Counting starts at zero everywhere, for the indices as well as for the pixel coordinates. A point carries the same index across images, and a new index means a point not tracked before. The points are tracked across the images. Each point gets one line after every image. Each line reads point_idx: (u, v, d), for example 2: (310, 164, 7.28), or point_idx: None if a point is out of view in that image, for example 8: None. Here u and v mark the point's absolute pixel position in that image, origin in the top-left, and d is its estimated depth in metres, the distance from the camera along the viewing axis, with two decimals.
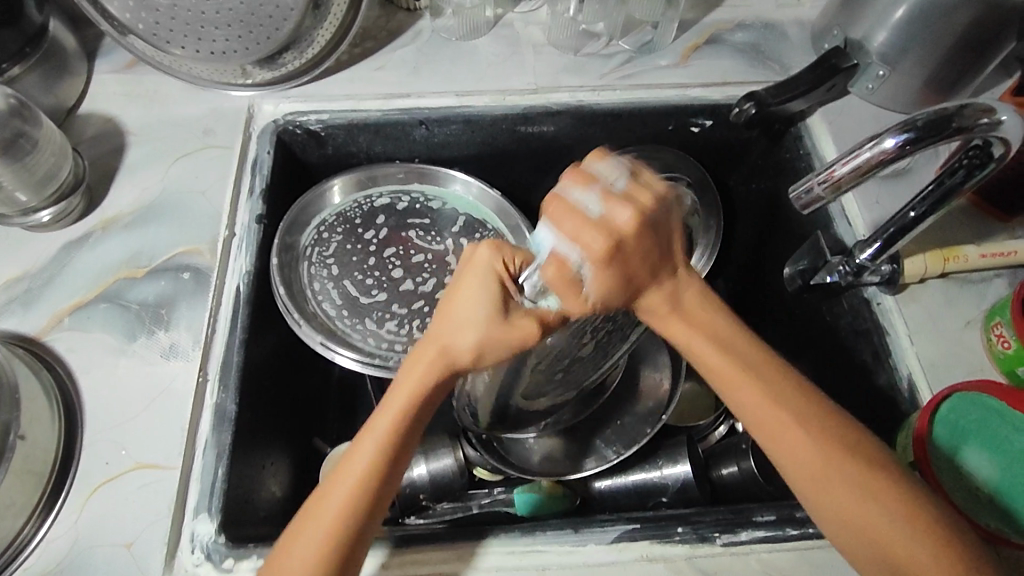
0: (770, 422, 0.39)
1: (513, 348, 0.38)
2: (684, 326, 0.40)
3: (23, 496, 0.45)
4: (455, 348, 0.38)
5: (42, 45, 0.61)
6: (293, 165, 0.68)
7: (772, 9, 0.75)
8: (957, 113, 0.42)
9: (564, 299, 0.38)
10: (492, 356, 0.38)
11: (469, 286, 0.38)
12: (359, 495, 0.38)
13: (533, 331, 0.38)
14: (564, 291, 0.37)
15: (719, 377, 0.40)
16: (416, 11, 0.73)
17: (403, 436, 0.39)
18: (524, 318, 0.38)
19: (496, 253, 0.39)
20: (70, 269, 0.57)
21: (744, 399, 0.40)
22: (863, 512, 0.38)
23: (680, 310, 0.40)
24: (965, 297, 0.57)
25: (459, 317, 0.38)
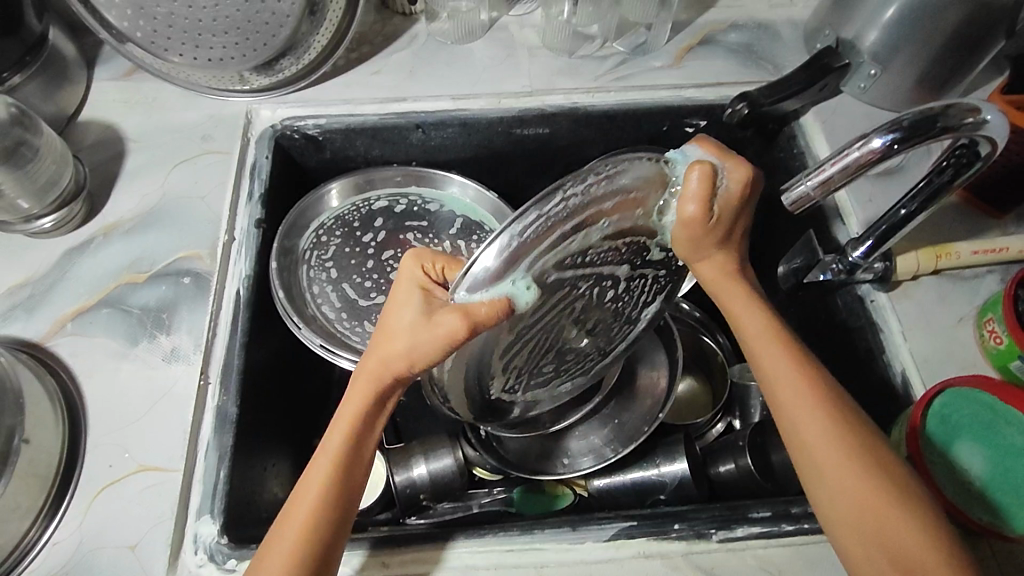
0: (789, 395, 0.43)
1: (442, 346, 0.38)
2: (734, 297, 0.45)
3: (28, 499, 0.46)
4: (390, 355, 0.39)
5: (42, 54, 0.61)
6: (292, 170, 0.69)
7: (765, 9, 0.75)
8: (942, 114, 0.43)
9: (689, 197, 0.40)
10: (424, 359, 0.39)
11: (398, 296, 0.40)
12: (331, 492, 0.40)
13: (456, 327, 0.37)
14: (699, 189, 0.40)
15: (757, 351, 0.45)
16: (412, 15, 0.73)
17: (359, 443, 0.41)
18: (447, 315, 0.37)
19: (417, 263, 0.41)
20: (72, 274, 0.58)
21: (774, 370, 0.44)
22: (866, 496, 0.40)
23: (730, 287, 0.45)
24: (958, 294, 0.58)
25: (392, 325, 0.40)
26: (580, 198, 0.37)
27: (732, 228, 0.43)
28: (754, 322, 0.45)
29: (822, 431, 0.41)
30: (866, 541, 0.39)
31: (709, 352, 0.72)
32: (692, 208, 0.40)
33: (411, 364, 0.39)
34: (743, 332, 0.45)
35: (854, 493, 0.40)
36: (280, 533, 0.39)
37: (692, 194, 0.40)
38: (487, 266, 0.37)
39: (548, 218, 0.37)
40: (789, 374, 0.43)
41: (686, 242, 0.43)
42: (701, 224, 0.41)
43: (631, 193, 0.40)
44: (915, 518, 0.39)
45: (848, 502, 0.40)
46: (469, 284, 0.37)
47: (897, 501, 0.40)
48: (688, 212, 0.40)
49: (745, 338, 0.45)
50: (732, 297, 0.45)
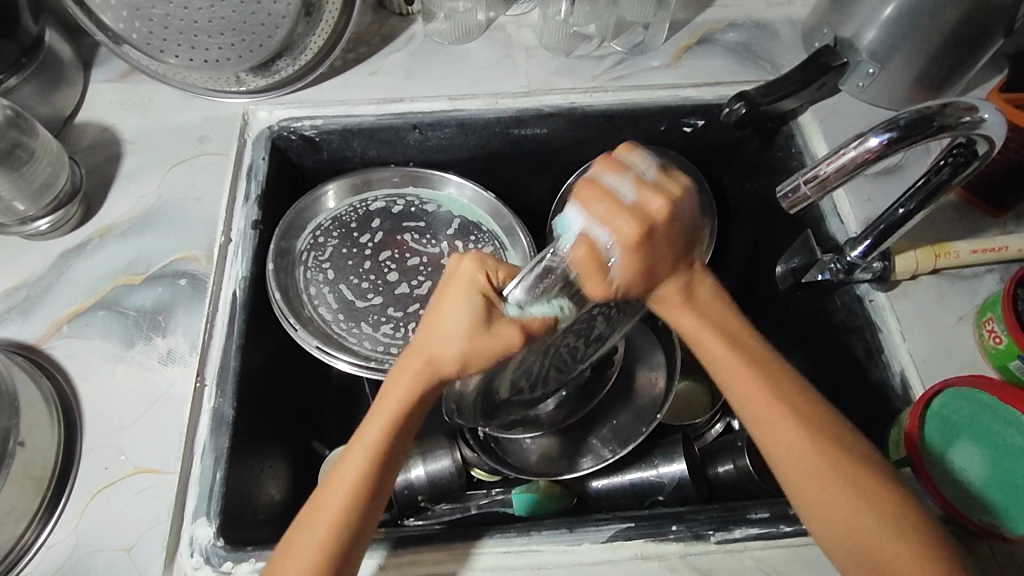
0: (762, 418, 0.42)
1: (497, 354, 0.39)
2: (691, 322, 0.44)
3: (24, 502, 0.46)
4: (443, 358, 0.39)
5: (38, 56, 0.61)
6: (289, 171, 0.69)
7: (763, 8, 0.75)
8: (939, 113, 0.42)
9: (589, 279, 0.39)
10: (476, 364, 0.39)
11: (450, 297, 0.39)
12: (352, 508, 0.39)
13: (514, 339, 0.38)
14: (592, 272, 0.39)
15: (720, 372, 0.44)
16: (409, 16, 0.73)
17: (391, 450, 0.41)
18: (506, 325, 0.38)
19: (479, 265, 0.39)
20: (68, 276, 0.58)
21: (740, 391, 0.43)
22: (855, 513, 0.39)
23: (685, 312, 0.44)
24: (957, 293, 0.57)
25: (441, 329, 0.39)
26: None
27: (650, 274, 0.41)
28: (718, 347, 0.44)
29: (802, 452, 0.41)
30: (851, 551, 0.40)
31: None
32: (595, 290, 0.39)
33: (459, 368, 0.39)
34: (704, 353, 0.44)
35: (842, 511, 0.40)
36: (291, 556, 0.39)
37: (585, 272, 0.39)
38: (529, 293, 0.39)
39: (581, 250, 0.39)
40: (761, 395, 0.42)
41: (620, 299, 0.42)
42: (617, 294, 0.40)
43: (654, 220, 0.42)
44: (896, 531, 0.39)
45: (841, 519, 0.40)
46: (524, 299, 0.39)
47: (879, 514, 0.39)
48: (594, 289, 0.39)
49: (706, 358, 0.44)
50: (693, 323, 0.44)
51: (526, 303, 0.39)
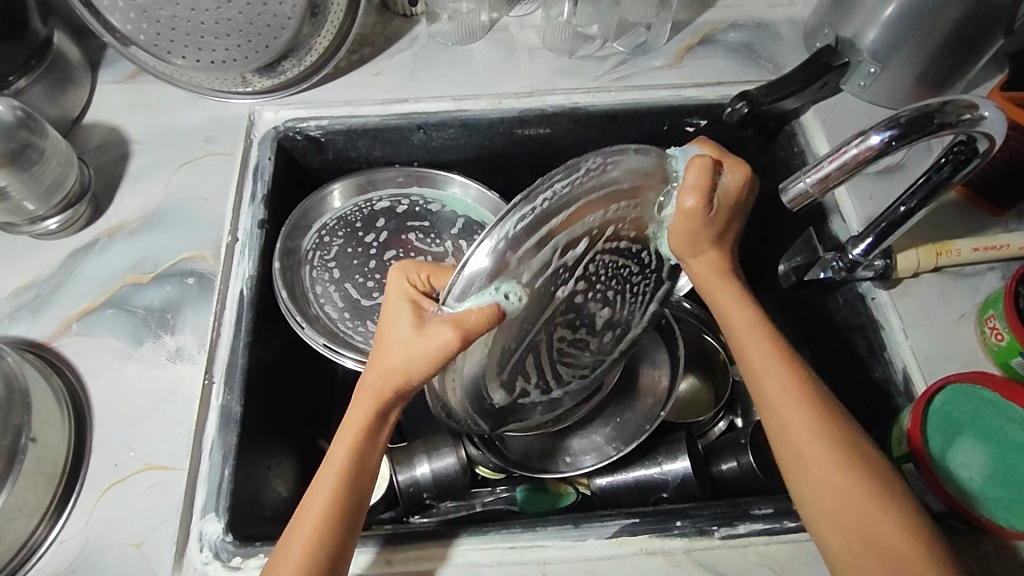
0: (776, 395, 0.43)
1: (434, 358, 0.38)
2: (724, 295, 0.46)
3: (35, 498, 0.46)
4: (386, 368, 0.40)
5: (46, 58, 0.62)
6: (294, 171, 0.69)
7: (765, 9, 0.76)
8: (939, 111, 0.43)
9: (692, 187, 0.41)
10: (420, 372, 0.39)
11: (389, 310, 0.41)
12: (336, 509, 0.40)
13: (449, 339, 0.37)
14: (700, 178, 0.41)
15: (746, 350, 0.45)
16: (413, 17, 0.74)
17: (367, 451, 0.41)
18: (438, 326, 0.38)
19: (403, 274, 0.42)
20: (77, 276, 0.58)
21: (764, 367, 0.44)
22: (852, 497, 0.40)
23: (720, 286, 0.46)
24: (958, 291, 0.58)
25: (387, 340, 0.40)
26: (583, 183, 0.39)
27: (730, 218, 0.44)
28: (745, 323, 0.46)
29: (811, 433, 0.42)
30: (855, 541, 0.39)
31: (710, 351, 0.72)
32: (694, 198, 0.41)
33: (408, 377, 0.39)
34: (732, 331, 0.46)
35: (838, 496, 0.40)
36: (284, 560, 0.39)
37: (691, 186, 0.41)
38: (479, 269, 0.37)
39: (545, 204, 0.38)
40: (777, 375, 0.44)
41: (686, 239, 0.44)
42: (706, 215, 0.42)
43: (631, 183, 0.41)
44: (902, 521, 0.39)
45: (833, 507, 0.40)
46: (459, 293, 0.38)
47: (884, 502, 0.40)
48: (688, 205, 0.42)
49: (734, 337, 0.46)
50: (725, 296, 0.46)
51: (461, 294, 0.38)
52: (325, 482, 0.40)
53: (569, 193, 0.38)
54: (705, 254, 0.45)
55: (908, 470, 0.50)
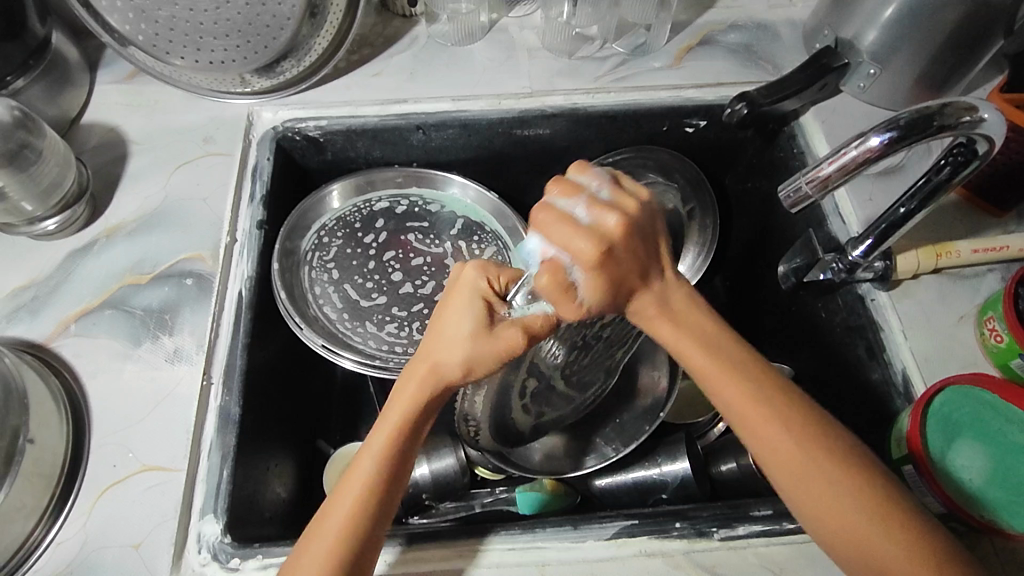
0: (758, 434, 0.40)
1: (500, 357, 0.39)
2: (675, 336, 0.41)
3: (33, 499, 0.46)
4: (444, 364, 0.40)
5: (44, 58, 0.62)
6: (293, 171, 0.69)
7: (765, 9, 0.76)
8: (938, 112, 0.43)
9: (559, 301, 0.38)
10: (481, 368, 0.40)
11: (454, 305, 0.40)
12: (354, 528, 0.39)
13: (517, 341, 0.39)
14: (562, 292, 0.38)
15: (716, 389, 0.41)
16: (412, 17, 0.74)
17: (405, 452, 0.41)
18: (508, 328, 0.39)
19: (481, 272, 0.41)
20: (75, 276, 0.58)
21: (737, 404, 0.40)
22: (852, 524, 0.38)
23: (668, 324, 0.41)
24: (957, 292, 0.58)
25: (444, 336, 0.40)
26: None
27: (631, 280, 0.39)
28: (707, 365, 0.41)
29: (796, 467, 0.39)
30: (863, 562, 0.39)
31: None
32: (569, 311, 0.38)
33: (465, 373, 0.40)
34: (696, 372, 0.41)
35: (840, 518, 0.39)
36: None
37: (552, 294, 0.38)
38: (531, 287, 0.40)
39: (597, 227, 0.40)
40: (750, 414, 0.40)
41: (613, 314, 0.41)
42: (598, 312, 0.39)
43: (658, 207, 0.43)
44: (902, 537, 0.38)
45: (835, 528, 0.39)
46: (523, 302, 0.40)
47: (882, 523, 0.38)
48: (568, 311, 0.38)
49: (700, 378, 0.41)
50: (677, 337, 0.41)
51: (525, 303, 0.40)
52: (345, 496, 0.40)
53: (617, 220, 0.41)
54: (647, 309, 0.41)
55: (907, 473, 0.49)
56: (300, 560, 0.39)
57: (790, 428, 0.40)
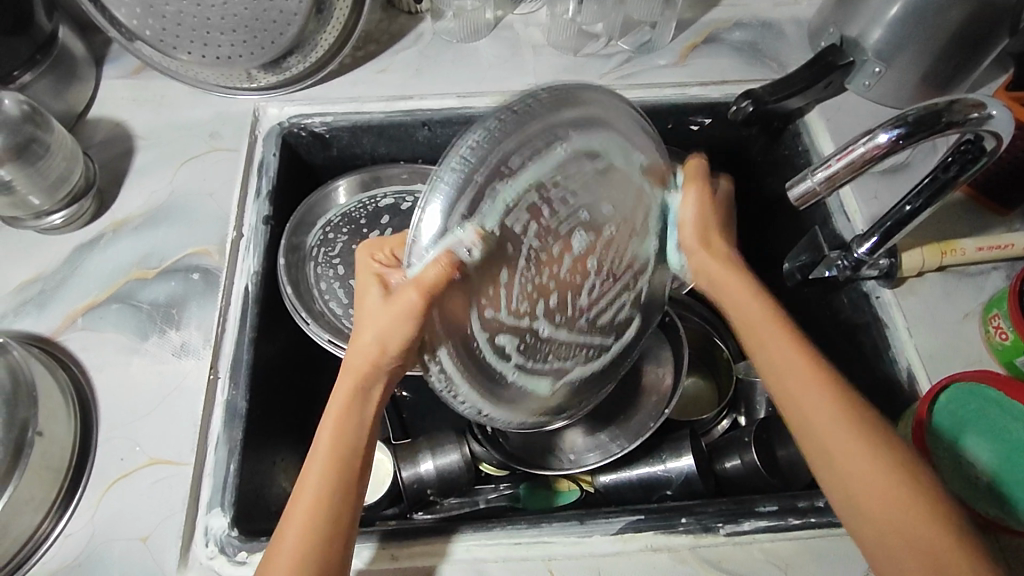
0: (798, 387, 0.43)
1: (402, 321, 0.39)
2: (732, 287, 0.46)
3: (42, 492, 0.46)
4: (361, 345, 0.41)
5: (52, 52, 0.62)
6: (300, 167, 0.69)
7: (770, 7, 0.76)
8: (947, 109, 0.43)
9: (693, 184, 0.48)
10: (396, 340, 0.40)
11: (361, 292, 0.43)
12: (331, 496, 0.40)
13: (414, 301, 0.38)
14: (701, 178, 0.48)
15: (763, 341, 0.45)
16: (417, 14, 0.74)
17: (351, 430, 0.41)
18: (404, 290, 0.38)
19: (374, 257, 0.45)
20: (82, 270, 0.58)
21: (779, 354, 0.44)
22: (878, 482, 0.40)
23: (729, 275, 0.47)
24: (963, 290, 0.58)
25: (364, 321, 0.41)
26: (511, 121, 0.38)
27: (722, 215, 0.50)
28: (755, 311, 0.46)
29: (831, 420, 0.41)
30: (881, 531, 0.39)
31: (715, 349, 0.72)
32: (693, 193, 0.48)
33: (386, 352, 0.40)
34: (746, 324, 0.46)
35: (855, 461, 0.40)
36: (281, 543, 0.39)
37: (697, 183, 0.48)
38: (449, 204, 0.37)
39: (501, 130, 0.38)
40: (793, 362, 0.43)
41: (698, 229, 0.48)
42: (708, 205, 0.48)
43: (554, 124, 0.40)
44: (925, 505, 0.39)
45: (857, 488, 0.40)
46: (418, 249, 0.38)
47: (905, 486, 0.39)
48: (694, 197, 0.48)
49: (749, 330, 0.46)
50: (735, 289, 0.46)
51: (426, 252, 0.38)
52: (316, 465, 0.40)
53: (514, 126, 0.38)
54: (716, 246, 0.48)
55: None
56: (291, 518, 0.40)
57: (830, 379, 0.42)
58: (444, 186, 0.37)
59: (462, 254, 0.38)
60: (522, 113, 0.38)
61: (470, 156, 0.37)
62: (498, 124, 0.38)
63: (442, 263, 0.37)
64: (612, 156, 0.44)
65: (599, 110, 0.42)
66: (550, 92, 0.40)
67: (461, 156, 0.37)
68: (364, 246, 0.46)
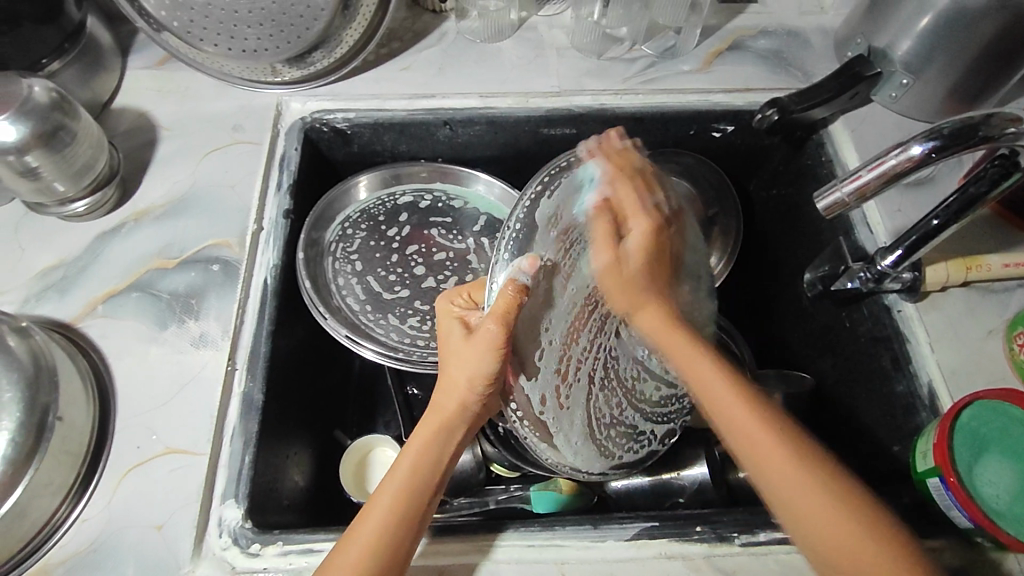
0: (748, 444, 0.42)
1: (481, 351, 0.42)
2: (679, 346, 0.47)
3: (61, 477, 0.46)
4: (451, 387, 0.44)
5: (80, 41, 0.62)
6: (320, 163, 0.70)
7: (795, 16, 0.75)
8: (983, 123, 0.42)
9: (600, 248, 0.47)
10: (482, 374, 0.43)
11: (443, 334, 0.46)
12: (394, 524, 0.41)
13: (491, 329, 0.41)
14: (603, 239, 0.47)
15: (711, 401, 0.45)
16: (442, 13, 0.74)
17: (429, 460, 0.44)
18: (483, 322, 0.42)
19: (454, 302, 0.48)
20: (103, 257, 0.58)
21: (728, 410, 0.44)
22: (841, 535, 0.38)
23: (672, 338, 0.48)
24: (987, 306, 0.57)
25: (451, 359, 0.44)
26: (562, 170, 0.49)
27: (641, 267, 0.49)
28: (701, 366, 0.46)
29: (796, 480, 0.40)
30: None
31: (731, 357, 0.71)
32: (603, 258, 0.47)
33: (473, 388, 0.43)
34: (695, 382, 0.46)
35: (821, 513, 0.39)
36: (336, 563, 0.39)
37: (600, 243, 0.47)
38: (514, 245, 0.46)
39: (552, 194, 0.48)
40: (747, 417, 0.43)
41: (621, 293, 0.48)
42: (618, 273, 0.47)
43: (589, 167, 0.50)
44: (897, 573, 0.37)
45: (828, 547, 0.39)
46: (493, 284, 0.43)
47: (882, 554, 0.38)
48: (603, 257, 0.47)
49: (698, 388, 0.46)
50: (680, 351, 0.47)
51: (501, 282, 0.43)
52: (384, 501, 0.41)
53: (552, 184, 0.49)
54: (641, 307, 0.49)
55: (933, 485, 0.48)
56: (348, 547, 0.40)
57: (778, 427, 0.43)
58: (512, 230, 0.46)
59: (525, 279, 0.43)
60: (556, 174, 0.49)
61: (527, 205, 0.47)
62: (545, 188, 0.48)
63: (511, 290, 0.42)
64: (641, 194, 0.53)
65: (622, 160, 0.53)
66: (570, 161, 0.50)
67: (523, 213, 0.47)
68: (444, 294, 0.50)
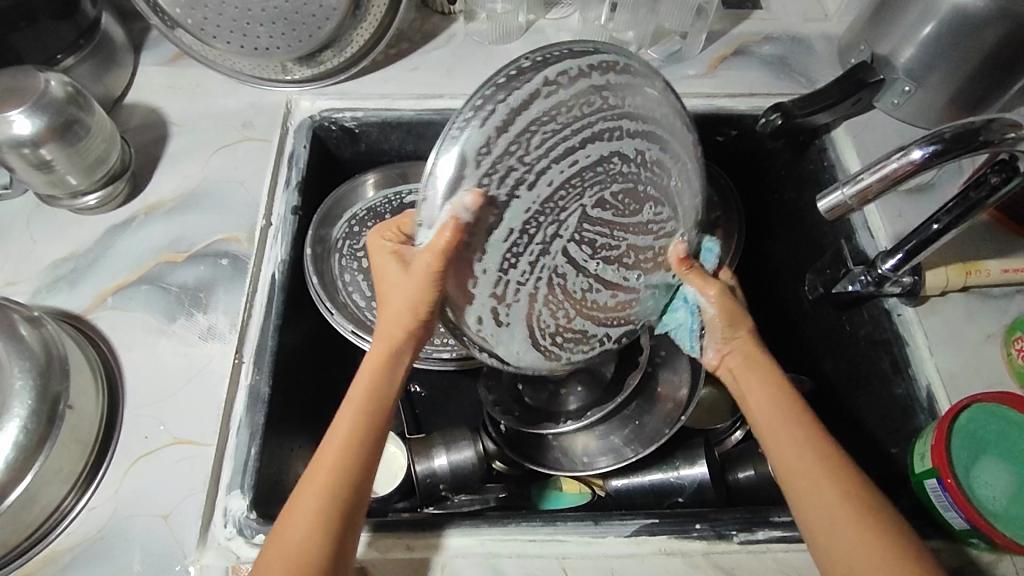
0: (800, 472, 0.42)
1: (420, 282, 0.42)
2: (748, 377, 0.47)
3: (70, 464, 0.47)
4: (392, 316, 0.43)
5: (95, 37, 0.63)
6: (327, 160, 0.70)
7: (799, 23, 0.76)
8: (984, 128, 0.43)
9: (703, 289, 0.50)
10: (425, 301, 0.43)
11: (377, 267, 0.46)
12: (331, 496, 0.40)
13: (431, 259, 0.41)
14: (701, 281, 0.50)
15: (766, 430, 0.45)
16: (450, 15, 0.75)
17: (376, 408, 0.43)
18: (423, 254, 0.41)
19: (382, 236, 0.47)
20: (114, 250, 0.59)
21: (784, 436, 0.44)
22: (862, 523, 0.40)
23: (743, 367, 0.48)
24: (986, 310, 0.58)
25: (390, 294, 0.44)
26: (508, 85, 0.41)
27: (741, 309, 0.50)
28: (761, 397, 0.46)
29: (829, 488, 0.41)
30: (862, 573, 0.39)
31: None
32: (711, 294, 0.49)
33: (417, 313, 0.43)
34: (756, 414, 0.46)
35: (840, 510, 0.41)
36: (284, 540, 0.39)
37: (705, 288, 0.50)
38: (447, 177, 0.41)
39: (487, 125, 0.40)
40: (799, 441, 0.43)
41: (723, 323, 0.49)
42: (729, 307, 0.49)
43: (542, 77, 0.41)
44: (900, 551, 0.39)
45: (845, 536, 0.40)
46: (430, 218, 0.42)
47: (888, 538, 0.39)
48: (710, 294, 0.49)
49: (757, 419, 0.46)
50: (747, 383, 0.47)
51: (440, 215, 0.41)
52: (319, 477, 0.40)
53: (498, 103, 0.41)
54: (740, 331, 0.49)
55: (930, 487, 0.49)
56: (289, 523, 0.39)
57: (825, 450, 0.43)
58: (443, 160, 0.41)
59: (467, 216, 0.41)
60: (499, 92, 0.41)
61: (462, 130, 0.41)
62: (481, 110, 0.40)
63: (452, 227, 0.41)
64: (613, 116, 0.44)
65: (588, 70, 0.42)
66: (511, 76, 0.41)
67: (454, 138, 0.41)
68: (374, 229, 0.48)
